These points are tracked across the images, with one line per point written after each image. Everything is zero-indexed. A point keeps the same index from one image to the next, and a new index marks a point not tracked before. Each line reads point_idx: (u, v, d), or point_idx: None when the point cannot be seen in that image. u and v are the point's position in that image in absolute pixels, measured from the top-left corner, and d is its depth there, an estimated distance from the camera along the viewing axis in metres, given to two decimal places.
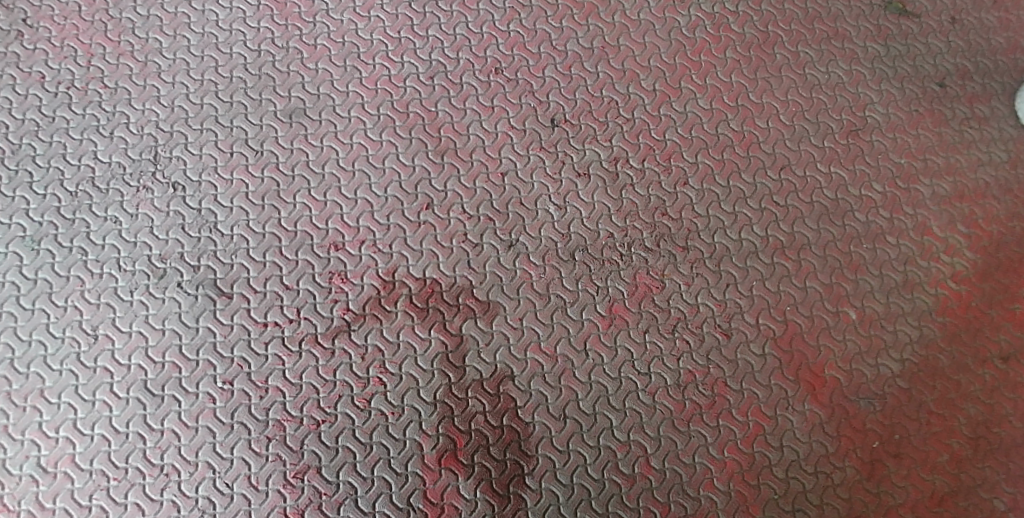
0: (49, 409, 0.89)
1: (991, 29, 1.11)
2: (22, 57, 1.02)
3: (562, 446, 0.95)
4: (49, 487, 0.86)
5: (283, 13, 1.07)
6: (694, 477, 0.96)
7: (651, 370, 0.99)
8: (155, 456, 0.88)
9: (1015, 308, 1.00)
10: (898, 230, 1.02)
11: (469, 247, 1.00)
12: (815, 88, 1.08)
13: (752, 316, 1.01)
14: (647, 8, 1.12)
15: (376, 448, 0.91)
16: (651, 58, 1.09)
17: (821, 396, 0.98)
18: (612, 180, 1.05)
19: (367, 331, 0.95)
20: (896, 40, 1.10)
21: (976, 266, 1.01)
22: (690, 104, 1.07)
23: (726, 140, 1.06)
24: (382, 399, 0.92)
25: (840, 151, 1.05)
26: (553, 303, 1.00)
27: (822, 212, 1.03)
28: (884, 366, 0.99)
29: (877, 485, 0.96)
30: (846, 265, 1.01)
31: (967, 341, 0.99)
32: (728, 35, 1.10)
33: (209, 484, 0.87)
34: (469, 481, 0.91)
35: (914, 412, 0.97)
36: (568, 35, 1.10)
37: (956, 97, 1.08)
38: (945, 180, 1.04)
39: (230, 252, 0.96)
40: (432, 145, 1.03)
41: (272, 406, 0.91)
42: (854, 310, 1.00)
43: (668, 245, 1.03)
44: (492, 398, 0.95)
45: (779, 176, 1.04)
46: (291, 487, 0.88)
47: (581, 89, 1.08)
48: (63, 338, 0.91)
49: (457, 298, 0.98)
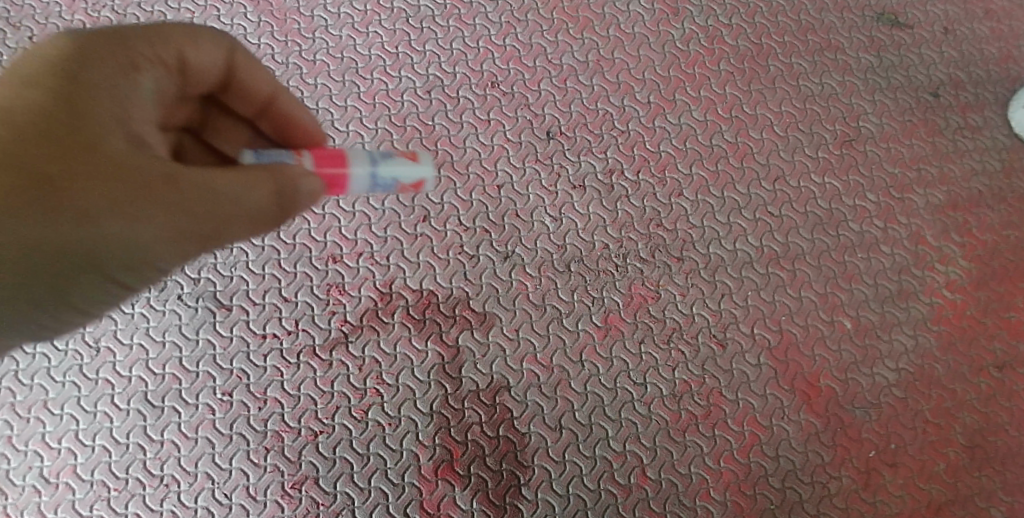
0: (52, 421, 0.94)
1: (984, 39, 1.18)
2: None
3: (558, 456, 0.96)
4: (52, 498, 0.91)
5: (283, 30, 1.12)
6: (690, 487, 0.96)
7: (647, 381, 0.99)
8: (155, 467, 0.93)
9: (1010, 317, 1.05)
10: (892, 239, 1.07)
11: (466, 259, 1.03)
12: (809, 100, 1.13)
13: (747, 326, 1.02)
14: (641, 22, 1.16)
15: (373, 459, 0.95)
16: (645, 71, 1.13)
17: (817, 405, 1.00)
18: (607, 191, 1.07)
19: (364, 343, 0.98)
20: (889, 51, 1.16)
21: (970, 274, 1.06)
22: (685, 116, 1.11)
23: (721, 152, 1.09)
24: (379, 410, 0.96)
25: (833, 162, 1.10)
26: (549, 313, 1.01)
27: (816, 223, 1.07)
28: (880, 375, 1.01)
29: (873, 495, 0.97)
30: (841, 275, 1.05)
31: (961, 350, 1.03)
32: (723, 47, 1.15)
33: (208, 495, 0.92)
34: (465, 491, 0.94)
35: (911, 421, 1.00)
36: (564, 48, 1.13)
37: (949, 107, 1.14)
38: (939, 190, 1.10)
39: (229, 265, 1.00)
40: (429, 158, 1.07)
41: (271, 417, 0.95)
42: (850, 319, 1.03)
43: (663, 256, 1.04)
44: (489, 409, 0.97)
45: (774, 187, 1.08)
46: (289, 497, 0.93)
47: (576, 102, 1.11)
48: (65, 351, 0.96)
49: (453, 310, 1.00)
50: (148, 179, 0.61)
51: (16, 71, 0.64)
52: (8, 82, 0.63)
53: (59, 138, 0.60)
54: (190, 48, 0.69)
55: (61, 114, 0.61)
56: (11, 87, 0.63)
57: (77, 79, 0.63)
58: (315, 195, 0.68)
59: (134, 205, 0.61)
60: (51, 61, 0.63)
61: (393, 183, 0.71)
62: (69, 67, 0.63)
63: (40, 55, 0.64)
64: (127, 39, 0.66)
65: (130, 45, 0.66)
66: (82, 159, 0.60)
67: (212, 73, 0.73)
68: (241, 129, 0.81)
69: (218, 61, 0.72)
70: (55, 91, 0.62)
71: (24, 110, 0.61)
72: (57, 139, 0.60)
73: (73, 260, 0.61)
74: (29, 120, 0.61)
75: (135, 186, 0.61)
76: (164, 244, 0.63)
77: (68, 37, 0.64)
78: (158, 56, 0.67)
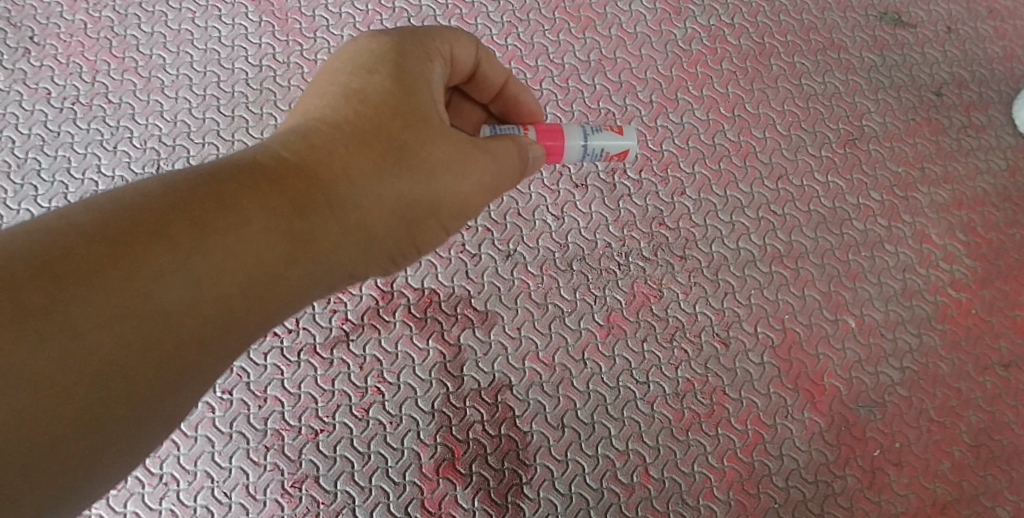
0: None
1: (987, 38, 1.18)
2: (29, 74, 1.06)
3: (560, 455, 0.95)
4: None
5: (284, 29, 1.10)
6: (693, 486, 0.95)
7: (650, 379, 0.99)
8: (154, 466, 0.92)
9: (1016, 316, 1.04)
10: (896, 238, 1.06)
11: (467, 257, 1.02)
12: (812, 99, 1.12)
13: (750, 325, 1.01)
14: (643, 22, 1.15)
15: (374, 457, 0.94)
16: (647, 71, 1.13)
17: (821, 404, 0.99)
18: (609, 190, 1.06)
19: (365, 341, 0.98)
20: (892, 50, 1.16)
21: (975, 273, 1.05)
22: (688, 115, 1.10)
23: (724, 151, 1.09)
24: (380, 409, 0.96)
25: (837, 161, 1.09)
26: (551, 312, 1.01)
27: (819, 221, 1.06)
28: (884, 374, 1.01)
29: (878, 494, 0.96)
30: (845, 274, 1.04)
31: (966, 349, 1.02)
32: (725, 47, 1.14)
33: (207, 494, 0.92)
34: (467, 490, 0.93)
35: (915, 420, 0.99)
36: (566, 48, 1.13)
37: (953, 106, 1.13)
38: (943, 189, 1.09)
39: None
40: None
41: (271, 415, 0.95)
42: (854, 317, 1.03)
43: (665, 254, 1.04)
44: (490, 407, 0.96)
45: (777, 186, 1.08)
46: (289, 496, 0.92)
47: (579, 101, 1.10)
48: None
49: (455, 308, 1.00)
50: (472, 147, 0.69)
51: (342, 66, 0.70)
52: (339, 77, 0.69)
53: (404, 113, 0.67)
54: (461, 44, 0.75)
55: (403, 92, 0.67)
56: (345, 79, 0.69)
57: (404, 68, 0.69)
58: (541, 161, 0.76)
59: (461, 164, 0.67)
60: (377, 55, 0.70)
61: (600, 153, 0.79)
62: (395, 59, 0.69)
63: (367, 52, 0.70)
64: (427, 37, 0.72)
65: (431, 41, 0.72)
66: (425, 129, 0.67)
67: (469, 68, 0.77)
68: (470, 112, 0.85)
69: (474, 59, 0.77)
70: (393, 77, 0.68)
71: (368, 95, 0.67)
72: (405, 111, 0.67)
73: (421, 215, 0.67)
74: (377, 100, 0.67)
75: (470, 150, 0.68)
76: (476, 198, 0.69)
77: (386, 37, 0.71)
78: (446, 50, 0.74)
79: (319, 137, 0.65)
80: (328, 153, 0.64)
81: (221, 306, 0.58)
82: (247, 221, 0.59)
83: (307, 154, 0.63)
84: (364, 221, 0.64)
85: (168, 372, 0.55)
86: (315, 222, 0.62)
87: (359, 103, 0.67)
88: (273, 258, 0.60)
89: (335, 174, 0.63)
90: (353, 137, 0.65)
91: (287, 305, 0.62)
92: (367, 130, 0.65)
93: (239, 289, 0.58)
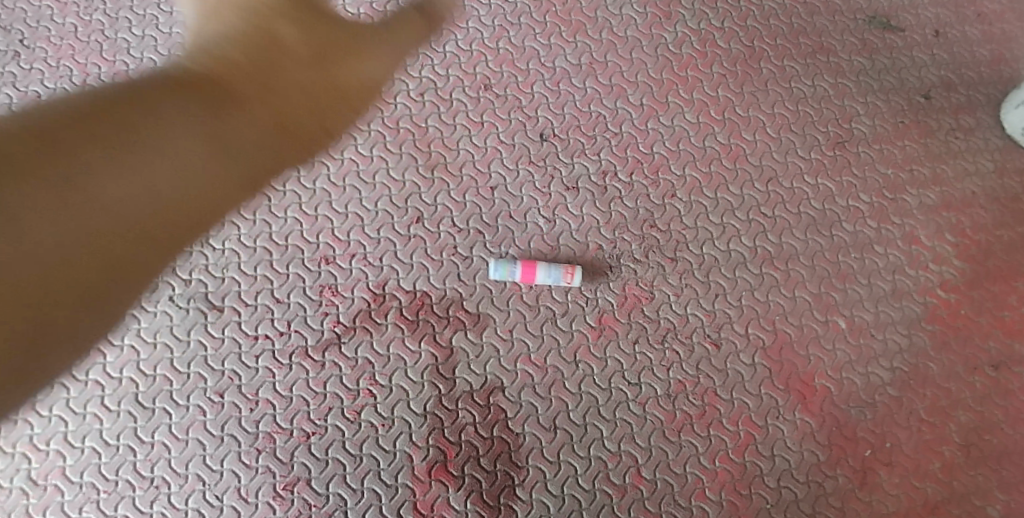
0: (39, 422, 0.92)
1: (975, 42, 1.19)
2: (19, 77, 1.05)
3: (552, 456, 0.95)
4: (39, 500, 0.90)
5: None
6: (686, 487, 0.95)
7: (642, 381, 0.99)
8: (145, 469, 0.92)
9: (1004, 316, 1.05)
10: (885, 240, 1.07)
11: (459, 260, 1.02)
12: (801, 102, 1.13)
13: (741, 326, 1.02)
14: (635, 25, 1.15)
15: (366, 460, 0.94)
16: (638, 74, 1.13)
17: (812, 404, 1.00)
18: (600, 193, 1.06)
19: (357, 344, 0.98)
20: (881, 54, 1.16)
21: (964, 274, 1.06)
22: (678, 117, 1.11)
23: (714, 153, 1.09)
24: (372, 411, 0.95)
25: (826, 163, 1.10)
26: (543, 314, 1.01)
27: (810, 223, 1.07)
28: (874, 374, 1.01)
29: (869, 493, 0.97)
30: (835, 275, 1.05)
31: (956, 349, 1.03)
32: (715, 50, 1.15)
33: (199, 497, 0.91)
34: (459, 492, 0.93)
35: (906, 420, 1.00)
36: (557, 51, 1.13)
37: (941, 109, 1.14)
38: (932, 190, 1.10)
39: (221, 266, 0.99)
40: (422, 160, 1.06)
41: (262, 418, 0.94)
42: (844, 319, 1.03)
43: (656, 257, 1.04)
44: (483, 409, 0.96)
45: (767, 188, 1.08)
46: (281, 499, 0.92)
47: (569, 104, 1.10)
48: None
49: (447, 310, 1.00)
50: (336, 64, 0.70)
51: None
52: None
53: (303, 29, 0.68)
54: None
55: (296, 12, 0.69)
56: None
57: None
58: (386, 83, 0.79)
59: (337, 77, 0.70)
60: None
61: None
62: None
63: None
64: None
65: None
66: (321, 48, 0.69)
67: None
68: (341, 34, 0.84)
69: None
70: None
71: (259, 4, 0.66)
72: (299, 23, 0.68)
73: (314, 122, 0.68)
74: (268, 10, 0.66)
75: (337, 63, 0.70)
76: (327, 118, 0.71)
77: None
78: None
79: (217, 49, 0.63)
80: (233, 62, 0.63)
81: (174, 197, 0.55)
82: (175, 113, 0.56)
83: (215, 65, 0.62)
84: (280, 121, 0.64)
85: (121, 264, 0.52)
86: (239, 121, 0.60)
87: (254, 15, 0.66)
88: (208, 152, 0.57)
89: (246, 76, 0.63)
90: (255, 47, 0.64)
91: (222, 204, 0.60)
92: (261, 36, 0.65)
93: (188, 185, 0.56)
